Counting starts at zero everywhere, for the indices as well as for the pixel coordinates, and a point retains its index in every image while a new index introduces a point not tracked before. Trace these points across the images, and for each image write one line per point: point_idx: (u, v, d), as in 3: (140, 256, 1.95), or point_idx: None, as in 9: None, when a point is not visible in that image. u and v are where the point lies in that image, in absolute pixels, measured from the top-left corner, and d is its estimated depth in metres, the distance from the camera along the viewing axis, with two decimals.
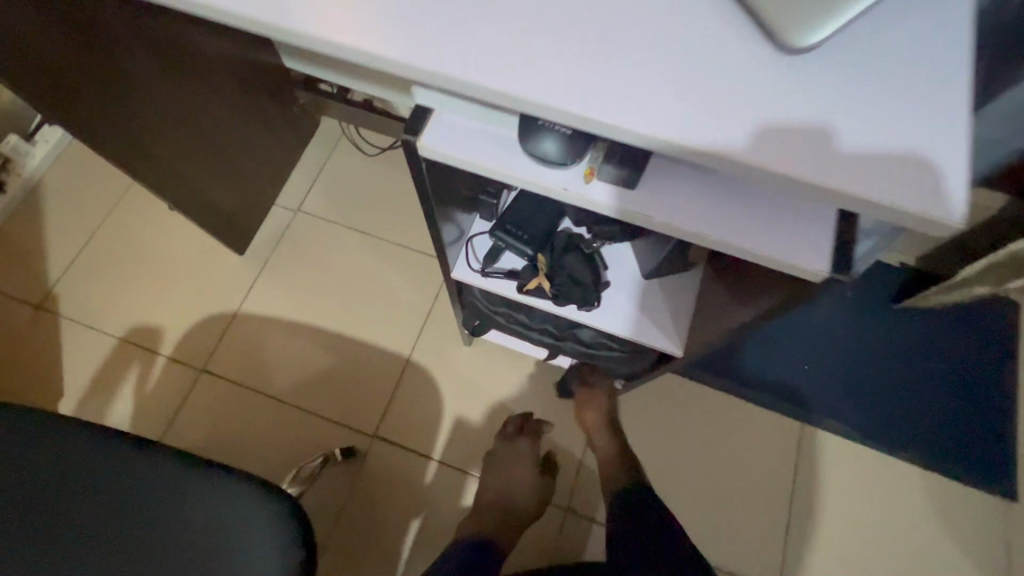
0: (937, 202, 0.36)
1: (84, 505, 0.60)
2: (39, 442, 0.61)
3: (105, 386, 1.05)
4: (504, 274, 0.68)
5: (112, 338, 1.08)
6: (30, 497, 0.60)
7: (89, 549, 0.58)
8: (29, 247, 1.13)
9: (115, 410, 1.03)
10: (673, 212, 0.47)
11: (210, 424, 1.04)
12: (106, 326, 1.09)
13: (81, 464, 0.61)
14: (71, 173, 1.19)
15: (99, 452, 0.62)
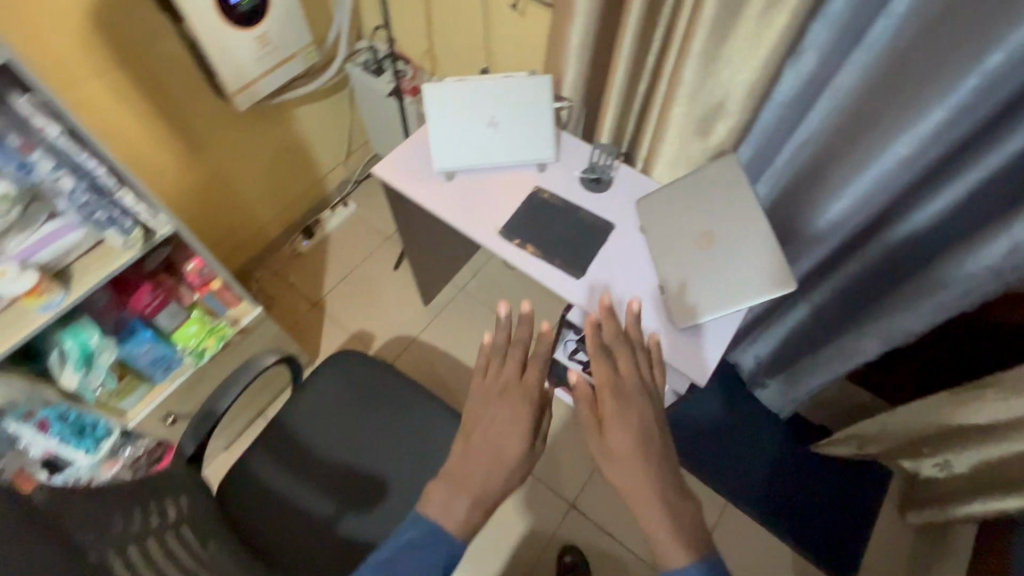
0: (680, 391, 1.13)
1: (370, 403, 1.23)
2: (356, 366, 1.27)
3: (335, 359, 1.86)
4: (578, 360, 1.44)
5: (346, 333, 1.91)
6: (349, 394, 1.24)
7: (371, 424, 1.21)
8: (315, 270, 2.00)
9: None
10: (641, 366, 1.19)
11: None
12: (345, 325, 1.92)
13: (373, 380, 1.26)
14: (344, 233, 2.07)
15: (382, 376, 1.26)
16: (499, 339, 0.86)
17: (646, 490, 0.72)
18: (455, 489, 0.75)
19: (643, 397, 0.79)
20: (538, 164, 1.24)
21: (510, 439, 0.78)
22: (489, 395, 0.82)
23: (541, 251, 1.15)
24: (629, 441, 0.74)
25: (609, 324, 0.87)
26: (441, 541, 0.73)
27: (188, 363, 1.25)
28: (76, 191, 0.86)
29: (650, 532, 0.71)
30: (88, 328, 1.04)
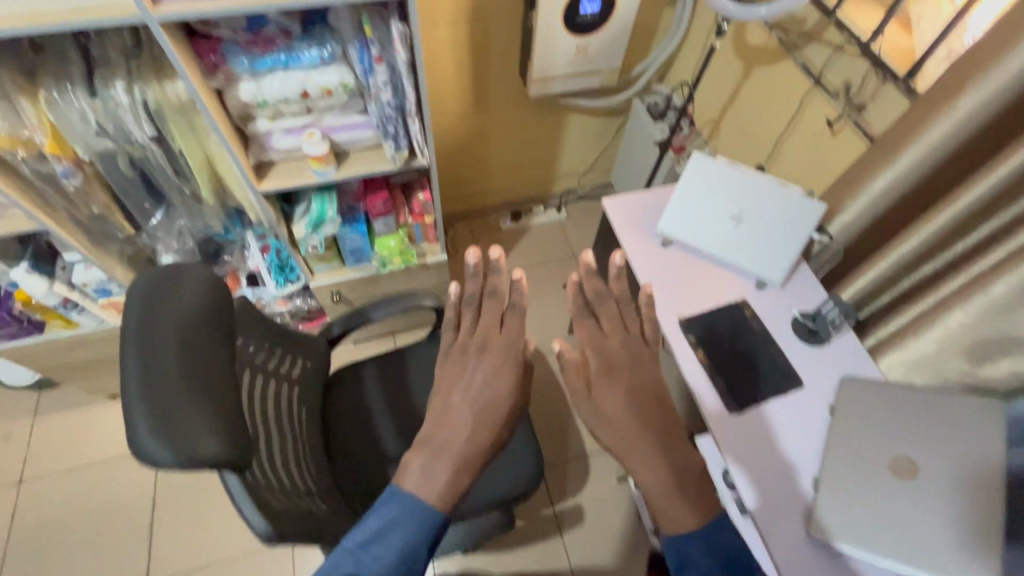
0: None
1: None
2: None
3: None
4: None
5: None
6: None
7: None
8: (501, 248, 2.12)
9: None
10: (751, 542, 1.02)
11: None
12: None
13: None
14: (543, 232, 2.16)
15: None
16: (469, 290, 0.93)
17: (641, 451, 0.85)
18: (438, 459, 0.80)
19: (626, 358, 0.93)
20: (757, 280, 1.14)
21: (496, 391, 0.87)
22: (470, 353, 0.90)
23: (712, 365, 1.05)
24: (616, 396, 0.89)
25: (596, 283, 0.97)
26: (417, 507, 0.76)
27: (373, 265, 1.44)
28: (387, 106, 1.03)
29: (648, 495, 0.84)
30: (330, 200, 1.26)
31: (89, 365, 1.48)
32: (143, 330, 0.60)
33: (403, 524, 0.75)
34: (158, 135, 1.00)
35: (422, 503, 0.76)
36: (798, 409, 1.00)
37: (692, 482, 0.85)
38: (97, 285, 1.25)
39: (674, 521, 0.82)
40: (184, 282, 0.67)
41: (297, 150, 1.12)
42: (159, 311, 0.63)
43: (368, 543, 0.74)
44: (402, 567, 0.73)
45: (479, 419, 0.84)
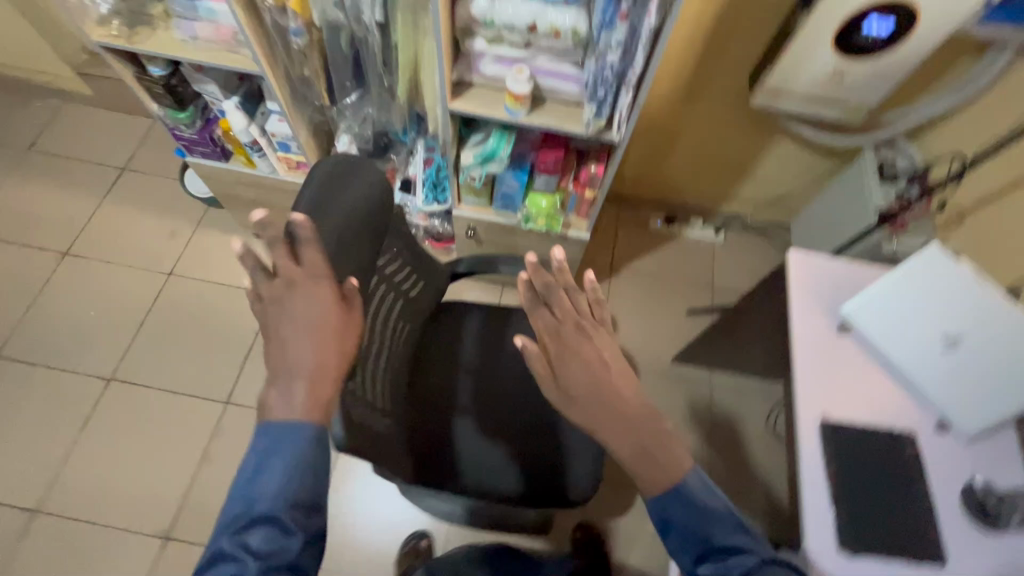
0: None
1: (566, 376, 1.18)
2: None
3: None
4: None
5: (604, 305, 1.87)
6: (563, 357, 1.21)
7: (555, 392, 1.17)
8: (640, 247, 1.97)
9: None
10: None
11: None
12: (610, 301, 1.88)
13: None
14: (689, 249, 1.98)
15: None
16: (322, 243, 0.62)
17: (610, 420, 0.71)
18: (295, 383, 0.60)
19: (583, 339, 0.74)
20: (942, 419, 0.93)
21: (323, 337, 0.61)
22: (289, 296, 0.61)
23: (839, 491, 0.88)
24: (580, 377, 0.72)
25: (547, 276, 0.75)
26: (288, 431, 0.60)
27: (516, 217, 1.42)
28: (608, 68, 0.94)
29: (626, 463, 0.72)
30: (506, 142, 1.21)
31: (250, 203, 1.64)
32: (312, 207, 0.62)
33: (285, 455, 0.60)
34: (385, 22, 1.01)
35: (308, 430, 0.60)
36: None
37: (668, 445, 0.73)
38: (281, 139, 1.34)
39: (654, 489, 0.72)
40: (362, 175, 0.69)
41: (498, 80, 1.07)
42: (331, 202, 0.64)
43: (246, 488, 0.60)
44: (295, 490, 0.60)
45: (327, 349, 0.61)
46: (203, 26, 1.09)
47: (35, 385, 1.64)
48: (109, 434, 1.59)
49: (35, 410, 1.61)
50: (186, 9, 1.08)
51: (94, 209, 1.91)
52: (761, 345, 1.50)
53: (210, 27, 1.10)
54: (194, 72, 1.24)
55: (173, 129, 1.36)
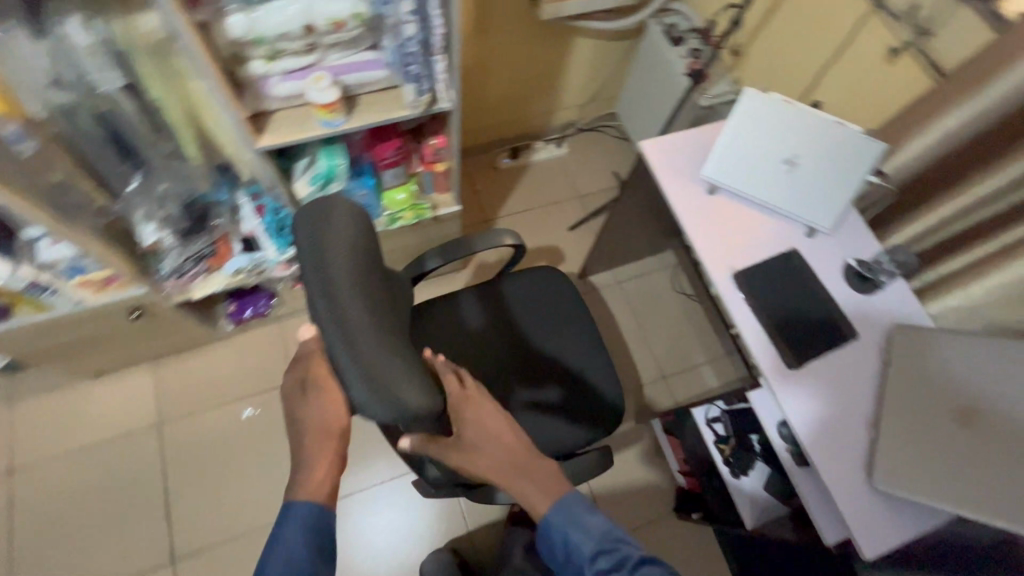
0: (832, 534, 0.94)
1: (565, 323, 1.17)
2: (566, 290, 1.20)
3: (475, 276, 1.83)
4: (713, 431, 1.28)
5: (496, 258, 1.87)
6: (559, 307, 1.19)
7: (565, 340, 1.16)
8: (501, 190, 1.97)
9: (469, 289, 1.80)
10: (822, 516, 0.94)
11: None
12: None
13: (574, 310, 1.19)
14: (543, 172, 2.02)
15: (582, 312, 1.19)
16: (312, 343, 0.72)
17: (513, 465, 0.74)
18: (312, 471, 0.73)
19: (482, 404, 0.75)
20: (809, 227, 1.09)
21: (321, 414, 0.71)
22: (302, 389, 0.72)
23: (764, 317, 1.02)
24: (478, 436, 0.73)
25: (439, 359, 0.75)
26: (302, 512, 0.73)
27: (381, 221, 1.33)
28: (412, 41, 0.87)
29: (531, 495, 0.75)
30: (339, 153, 1.10)
31: (69, 347, 1.33)
32: (314, 252, 0.64)
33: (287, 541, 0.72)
34: (132, 82, 0.82)
35: (308, 510, 0.74)
36: (849, 375, 0.98)
37: (553, 481, 0.76)
38: (68, 264, 1.10)
39: (542, 499, 0.74)
40: (336, 209, 0.70)
41: (298, 96, 0.94)
42: (324, 267, 0.63)
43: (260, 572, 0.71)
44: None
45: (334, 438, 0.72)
46: None
47: None
48: None
49: None
50: None
51: None
52: (644, 227, 1.62)
53: None
54: None
55: None
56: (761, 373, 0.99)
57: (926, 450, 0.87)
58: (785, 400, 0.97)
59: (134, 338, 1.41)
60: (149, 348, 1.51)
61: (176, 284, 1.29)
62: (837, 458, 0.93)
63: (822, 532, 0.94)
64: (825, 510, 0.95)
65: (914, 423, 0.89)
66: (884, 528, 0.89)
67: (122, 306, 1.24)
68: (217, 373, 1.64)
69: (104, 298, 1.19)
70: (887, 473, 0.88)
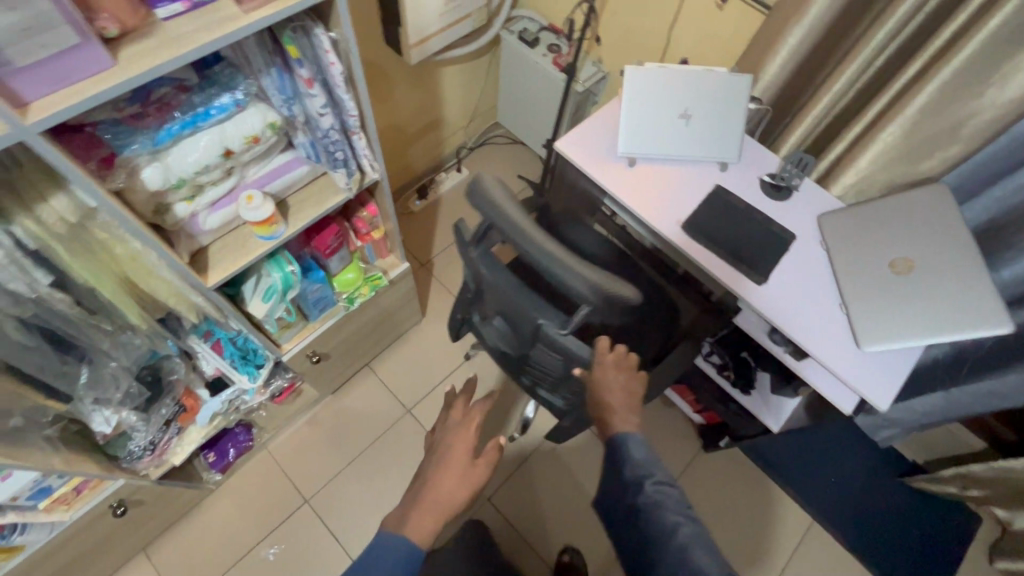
0: (843, 402, 1.08)
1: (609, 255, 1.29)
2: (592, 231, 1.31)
3: (439, 319, 1.83)
4: (712, 363, 1.39)
5: (451, 294, 1.88)
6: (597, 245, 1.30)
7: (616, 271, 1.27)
8: (426, 230, 1.99)
9: (439, 333, 1.81)
10: (830, 391, 1.09)
11: (486, 365, 1.77)
12: (451, 287, 1.90)
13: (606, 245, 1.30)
14: (457, 198, 2.06)
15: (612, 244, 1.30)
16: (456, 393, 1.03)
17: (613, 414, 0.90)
18: (414, 505, 0.82)
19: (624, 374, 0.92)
20: (720, 163, 1.22)
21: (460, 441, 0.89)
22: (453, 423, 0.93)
23: (721, 249, 1.14)
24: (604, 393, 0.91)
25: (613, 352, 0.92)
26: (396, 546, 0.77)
27: (341, 306, 1.30)
28: (332, 129, 0.87)
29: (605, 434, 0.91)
30: (285, 257, 1.07)
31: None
32: (493, 209, 0.75)
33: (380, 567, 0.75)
34: (59, 275, 0.76)
35: (404, 543, 0.77)
36: (804, 267, 1.13)
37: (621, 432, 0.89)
38: (33, 489, 0.99)
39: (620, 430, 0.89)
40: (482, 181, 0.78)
41: (231, 221, 0.91)
42: (506, 214, 0.74)
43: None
44: None
45: (454, 474, 0.85)
46: None
47: None
48: None
49: None
50: None
51: None
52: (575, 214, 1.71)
53: None
54: None
55: None
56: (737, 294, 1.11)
57: (886, 307, 1.04)
58: (764, 309, 1.10)
59: (121, 535, 1.27)
60: (138, 538, 1.36)
61: (151, 459, 1.18)
62: (825, 337, 1.07)
63: (835, 404, 1.08)
64: (830, 384, 1.09)
65: (868, 284, 1.06)
66: (884, 378, 1.03)
67: (103, 505, 1.12)
68: (220, 528, 1.51)
69: (77, 511, 1.08)
70: (867, 331, 1.03)
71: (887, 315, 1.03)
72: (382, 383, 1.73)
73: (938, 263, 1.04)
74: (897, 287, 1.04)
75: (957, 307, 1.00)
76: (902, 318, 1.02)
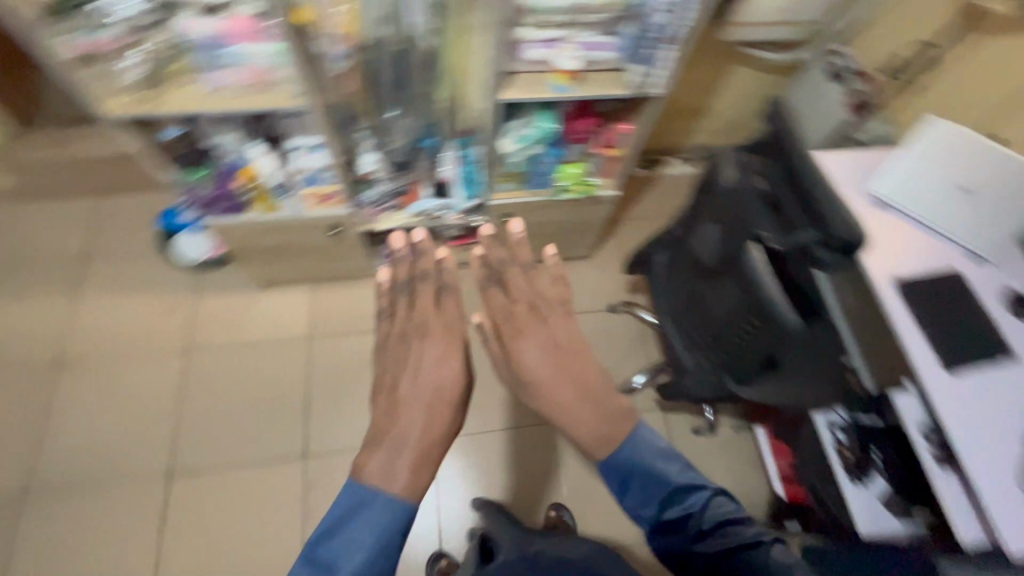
0: (965, 533, 0.97)
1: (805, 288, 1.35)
2: None
3: (600, 265, 1.97)
4: (834, 437, 1.34)
5: (621, 253, 2.00)
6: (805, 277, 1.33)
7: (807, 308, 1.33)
8: (634, 194, 2.12)
9: (594, 276, 1.95)
10: (957, 514, 0.99)
11: (615, 322, 1.88)
12: (625, 247, 2.01)
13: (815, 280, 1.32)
14: (675, 185, 2.15)
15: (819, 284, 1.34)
16: (400, 267, 1.20)
17: (564, 369, 0.97)
18: (398, 453, 0.87)
19: (533, 321, 1.02)
20: (970, 254, 1.15)
21: (445, 371, 0.98)
22: (418, 335, 1.05)
23: (924, 321, 1.09)
24: (530, 336, 1.00)
25: (498, 253, 1.12)
26: (381, 502, 0.83)
27: (550, 191, 1.50)
28: (659, 27, 1.04)
29: (562, 393, 0.95)
30: (550, 120, 1.29)
31: (268, 250, 1.57)
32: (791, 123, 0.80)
33: (375, 521, 0.82)
34: (432, 29, 1.03)
35: (404, 510, 0.84)
36: (1004, 389, 1.03)
37: (619, 420, 0.94)
38: (308, 174, 1.33)
39: (598, 420, 0.93)
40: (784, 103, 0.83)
41: (541, 62, 1.13)
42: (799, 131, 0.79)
43: (333, 530, 0.81)
44: (376, 560, 0.80)
45: (431, 415, 0.93)
46: (230, 72, 1.04)
47: (89, 510, 1.51)
48: (191, 520, 1.52)
49: (109, 536, 1.49)
50: (211, 58, 1.03)
51: (70, 311, 1.73)
52: None
53: (237, 73, 1.05)
54: (212, 123, 1.22)
55: (188, 190, 1.31)
56: (914, 367, 1.06)
57: None
58: (935, 395, 1.03)
59: (314, 254, 1.64)
60: (316, 267, 1.74)
61: (370, 213, 1.50)
62: (988, 458, 0.97)
63: (954, 527, 0.98)
64: (959, 508, 0.99)
65: None
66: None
67: (329, 221, 1.45)
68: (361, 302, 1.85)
69: (319, 209, 1.42)
70: None
71: None
72: None
73: None
74: None
75: None
76: None
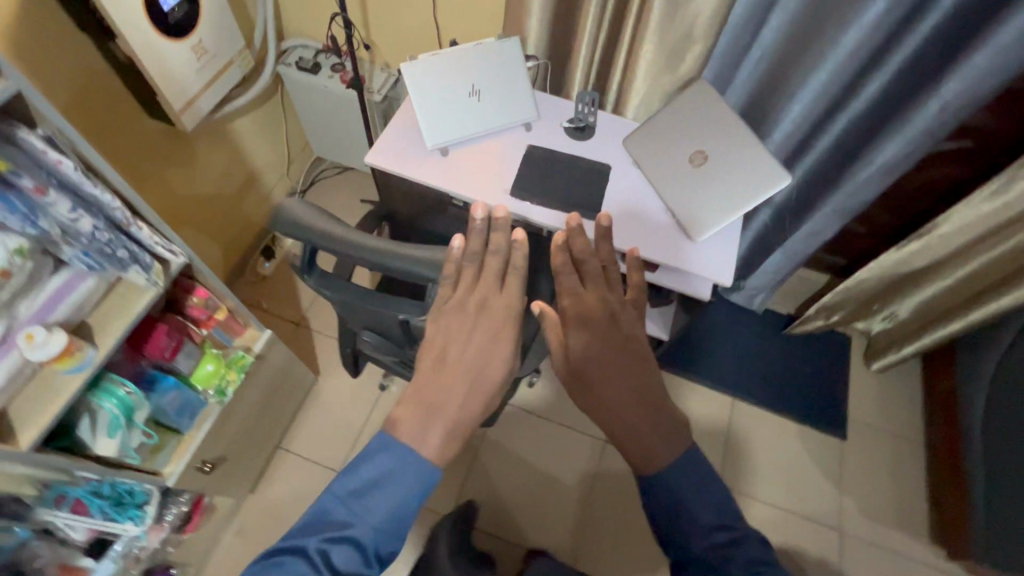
0: (698, 292, 1.21)
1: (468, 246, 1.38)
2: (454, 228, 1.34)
3: (334, 369, 1.74)
4: None
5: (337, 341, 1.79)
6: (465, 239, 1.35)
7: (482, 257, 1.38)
8: (287, 286, 1.87)
9: (341, 381, 1.72)
10: (687, 286, 1.21)
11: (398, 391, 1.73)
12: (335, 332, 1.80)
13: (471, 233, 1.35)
14: None
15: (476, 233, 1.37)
16: (470, 256, 0.76)
17: (636, 379, 0.75)
18: (432, 421, 0.68)
19: (605, 312, 0.79)
20: (524, 124, 1.28)
21: (493, 363, 0.72)
22: (464, 309, 0.75)
23: (551, 198, 1.20)
24: (597, 333, 0.77)
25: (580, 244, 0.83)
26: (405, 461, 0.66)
27: (212, 402, 1.19)
28: (99, 228, 0.78)
29: (619, 402, 0.73)
30: (118, 383, 0.96)
31: None
32: (300, 225, 0.79)
33: (393, 477, 0.65)
34: None
35: (432, 474, 0.67)
36: (627, 189, 1.23)
37: (673, 436, 0.73)
38: None
39: (654, 436, 0.71)
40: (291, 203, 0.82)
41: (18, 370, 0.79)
42: (314, 227, 0.78)
43: (357, 494, 0.65)
44: (397, 521, 0.65)
45: (472, 395, 0.70)
46: None
47: None
48: None
49: None
50: None
51: None
52: None
53: None
54: None
55: None
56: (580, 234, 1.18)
57: (700, 199, 1.16)
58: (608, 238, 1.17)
59: None
60: None
61: None
62: (664, 242, 1.17)
63: (692, 294, 1.21)
64: (683, 281, 1.22)
65: (678, 186, 1.18)
66: (719, 260, 1.16)
67: None
68: None
69: None
70: (690, 226, 1.15)
71: (701, 206, 1.15)
72: (301, 457, 1.61)
73: (726, 148, 1.18)
74: (699, 181, 1.17)
75: (748, 182, 1.14)
76: (712, 205, 1.15)
